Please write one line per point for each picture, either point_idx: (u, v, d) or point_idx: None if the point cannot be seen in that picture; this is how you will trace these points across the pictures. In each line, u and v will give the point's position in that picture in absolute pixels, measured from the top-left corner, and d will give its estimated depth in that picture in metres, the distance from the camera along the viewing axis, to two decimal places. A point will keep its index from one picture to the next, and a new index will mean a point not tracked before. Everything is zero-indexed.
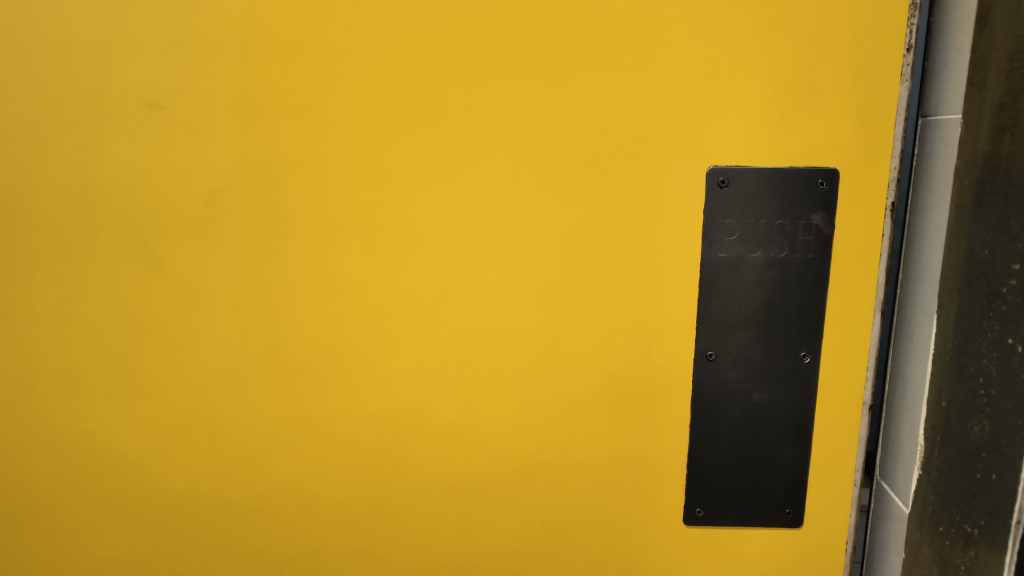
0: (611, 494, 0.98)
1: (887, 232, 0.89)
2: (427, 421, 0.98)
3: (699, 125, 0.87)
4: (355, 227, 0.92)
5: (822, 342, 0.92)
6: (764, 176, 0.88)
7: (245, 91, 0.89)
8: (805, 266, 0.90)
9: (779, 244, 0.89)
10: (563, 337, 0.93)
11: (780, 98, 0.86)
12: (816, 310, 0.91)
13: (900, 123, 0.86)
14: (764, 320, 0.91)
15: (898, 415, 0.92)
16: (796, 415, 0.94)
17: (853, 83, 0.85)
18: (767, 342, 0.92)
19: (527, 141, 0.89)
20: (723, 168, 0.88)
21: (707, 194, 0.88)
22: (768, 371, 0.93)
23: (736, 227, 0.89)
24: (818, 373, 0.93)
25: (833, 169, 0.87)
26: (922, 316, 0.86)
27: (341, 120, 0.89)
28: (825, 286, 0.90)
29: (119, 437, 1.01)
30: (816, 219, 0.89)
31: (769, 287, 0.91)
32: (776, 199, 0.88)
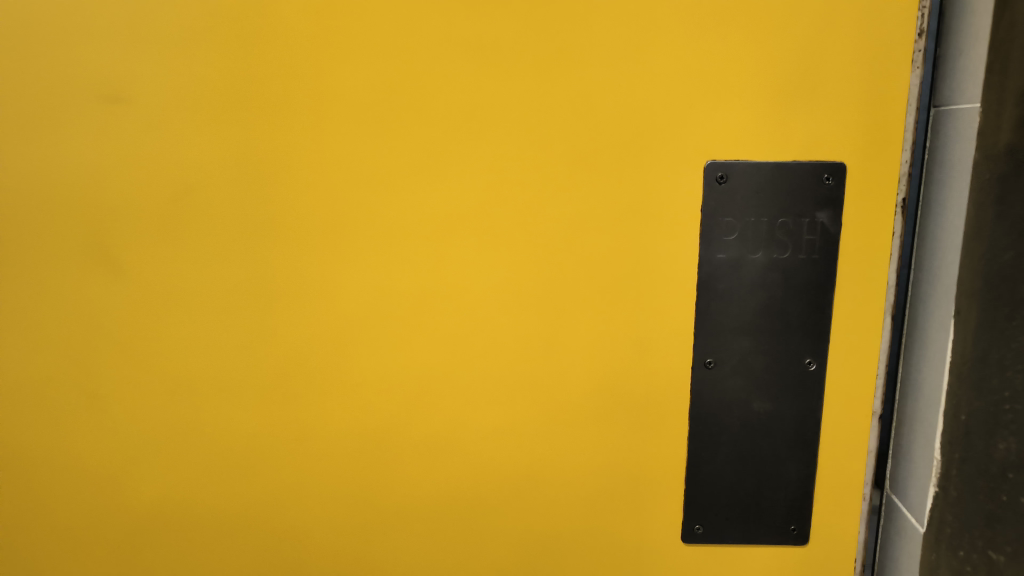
0: (606, 511, 0.92)
1: (898, 230, 0.83)
2: (409, 435, 0.92)
3: (697, 116, 0.81)
4: (329, 229, 0.86)
5: (828, 348, 0.86)
6: (766, 171, 0.82)
7: (210, 83, 0.83)
8: (810, 267, 0.84)
9: (783, 244, 0.83)
10: (552, 346, 0.88)
11: (781, 87, 0.80)
12: (822, 314, 0.85)
13: (911, 113, 0.80)
14: (766, 325, 0.86)
15: (911, 425, 0.86)
16: (801, 425, 0.88)
17: (861, 70, 0.79)
18: (770, 349, 0.86)
19: (511, 136, 0.83)
20: (723, 162, 0.82)
21: (705, 190, 0.83)
22: (771, 379, 0.87)
23: (736, 225, 0.83)
24: (824, 381, 0.87)
25: (840, 163, 0.81)
26: (936, 320, 0.80)
27: (313, 114, 0.83)
28: (832, 289, 0.84)
29: (81, 452, 0.95)
30: (821, 217, 0.83)
31: (772, 290, 0.85)
32: (779, 195, 0.82)
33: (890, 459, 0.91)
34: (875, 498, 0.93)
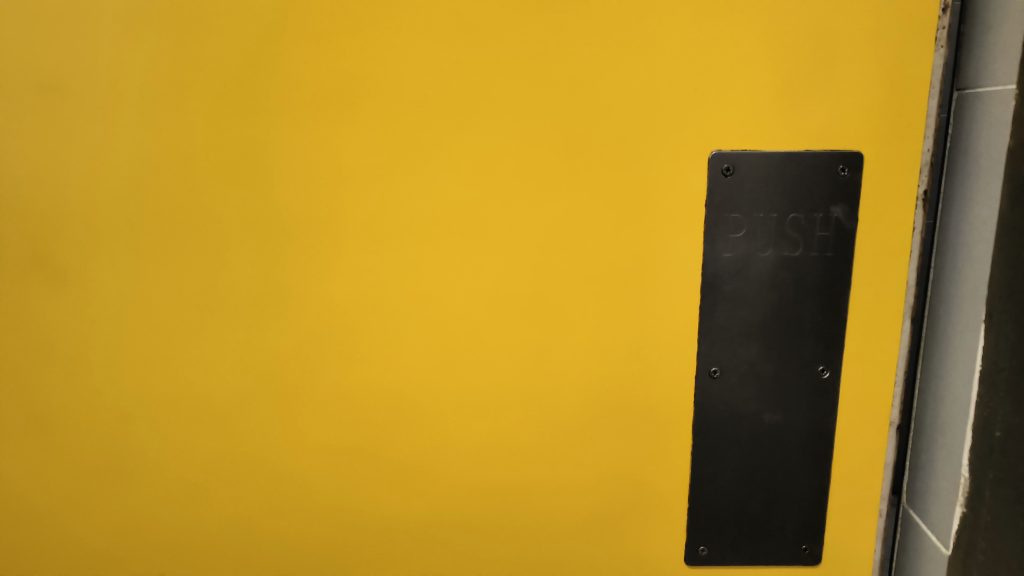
0: (603, 532, 0.86)
1: (919, 225, 0.76)
2: (389, 456, 0.83)
3: (701, 102, 0.73)
4: (294, 230, 0.77)
5: (843, 354, 0.79)
6: (775, 162, 0.75)
7: (151, 70, 0.73)
8: (824, 267, 0.77)
9: (795, 242, 0.76)
10: (544, 355, 0.80)
11: (793, 69, 0.72)
12: (836, 317, 0.78)
13: (934, 98, 0.73)
14: (777, 330, 0.79)
15: (930, 436, 0.80)
16: (813, 437, 0.82)
17: (880, 50, 0.72)
18: (780, 355, 0.79)
19: (497, 125, 0.74)
20: (729, 153, 0.75)
21: (710, 183, 0.75)
22: (781, 388, 0.80)
23: (743, 222, 0.76)
24: (838, 390, 0.80)
25: (856, 152, 0.74)
26: (961, 324, 0.73)
27: (271, 103, 0.74)
28: (847, 290, 0.77)
29: (15, 485, 0.84)
30: (836, 212, 0.76)
31: (782, 292, 0.78)
32: (790, 189, 0.75)
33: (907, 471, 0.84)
34: (890, 512, 0.86)
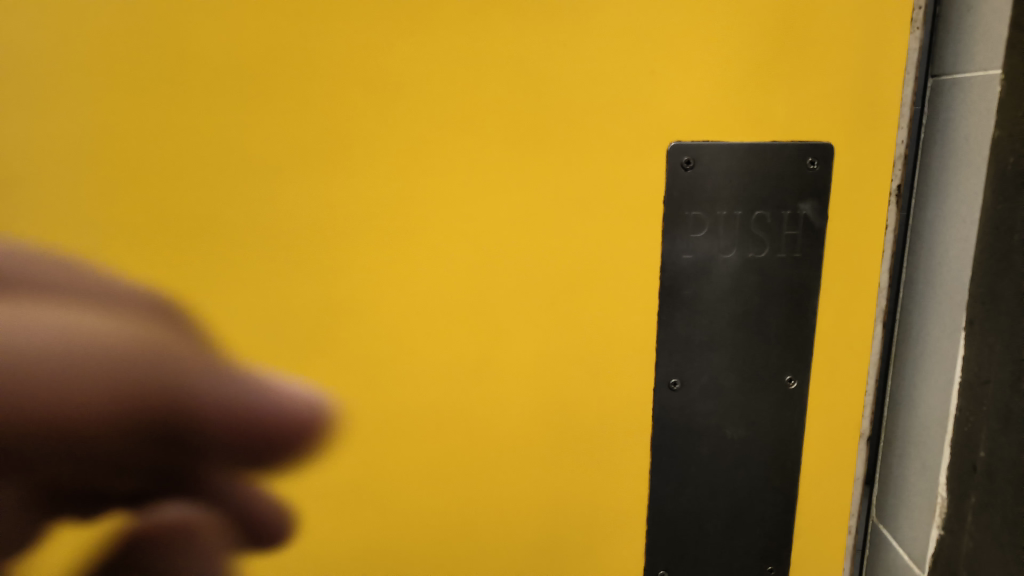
0: (555, 561, 0.78)
1: (892, 223, 0.70)
2: (309, 488, 0.73)
3: (659, 88, 0.66)
4: (191, 235, 0.66)
5: (812, 363, 0.73)
6: (739, 155, 0.68)
7: (8, 42, 0.60)
8: (791, 269, 0.71)
9: (760, 243, 0.70)
10: (487, 371, 0.71)
11: (760, 51, 0.65)
12: (804, 323, 0.72)
13: (909, 84, 0.67)
14: (741, 338, 0.72)
15: (902, 448, 0.74)
16: (780, 452, 0.76)
17: (853, 31, 0.65)
18: (745, 365, 0.73)
19: (429, 109, 0.64)
20: (689, 144, 0.67)
21: (668, 177, 0.68)
22: (746, 400, 0.74)
23: (705, 220, 0.70)
24: (806, 400, 0.75)
25: (826, 144, 0.68)
26: (937, 330, 0.68)
27: (159, 84, 0.62)
28: (817, 294, 0.71)
29: None
30: (805, 209, 0.70)
31: (747, 296, 0.71)
32: (755, 184, 0.69)
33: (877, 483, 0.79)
34: (859, 527, 0.81)
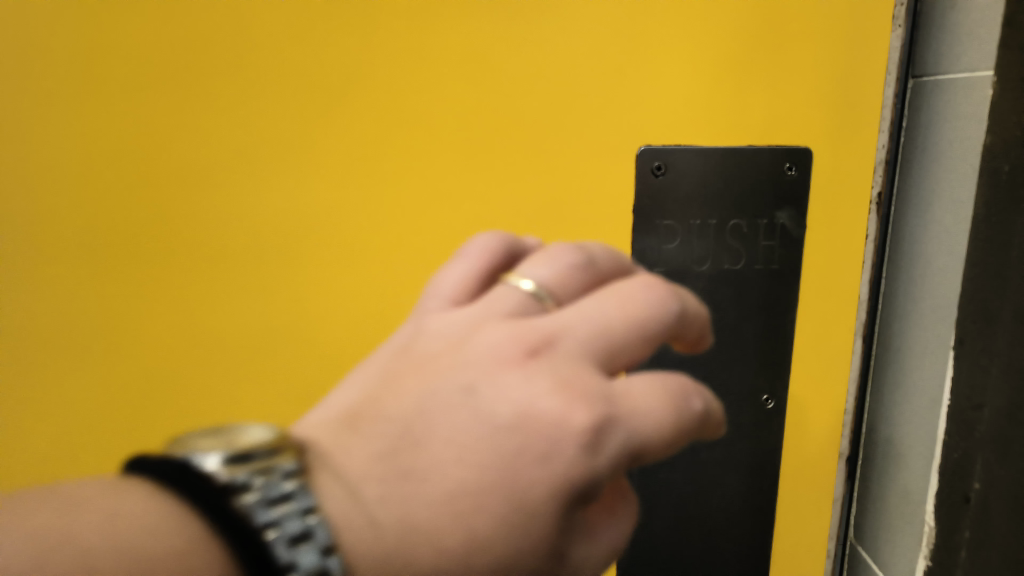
0: None
1: (873, 234, 0.67)
2: None
3: (625, 93, 0.62)
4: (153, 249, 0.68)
5: (789, 381, 0.69)
6: (713, 160, 0.63)
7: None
8: (768, 282, 0.66)
9: (736, 253, 0.65)
10: None
11: (737, 50, 0.61)
12: (782, 339, 0.68)
13: (890, 85, 0.63)
14: (716, 356, 0.68)
15: (882, 469, 0.70)
16: (757, 475, 0.71)
17: (839, 28, 0.61)
18: (719, 385, 0.69)
19: (387, 121, 0.64)
20: (659, 149, 0.63)
21: (637, 184, 0.64)
22: (721, 422, 0.70)
23: (677, 230, 0.64)
24: (784, 421, 0.70)
25: (804, 148, 0.64)
26: (920, 346, 0.64)
27: (125, 102, 0.64)
28: (794, 308, 0.67)
29: None
30: (781, 217, 0.65)
31: (721, 312, 0.66)
32: (730, 191, 0.64)
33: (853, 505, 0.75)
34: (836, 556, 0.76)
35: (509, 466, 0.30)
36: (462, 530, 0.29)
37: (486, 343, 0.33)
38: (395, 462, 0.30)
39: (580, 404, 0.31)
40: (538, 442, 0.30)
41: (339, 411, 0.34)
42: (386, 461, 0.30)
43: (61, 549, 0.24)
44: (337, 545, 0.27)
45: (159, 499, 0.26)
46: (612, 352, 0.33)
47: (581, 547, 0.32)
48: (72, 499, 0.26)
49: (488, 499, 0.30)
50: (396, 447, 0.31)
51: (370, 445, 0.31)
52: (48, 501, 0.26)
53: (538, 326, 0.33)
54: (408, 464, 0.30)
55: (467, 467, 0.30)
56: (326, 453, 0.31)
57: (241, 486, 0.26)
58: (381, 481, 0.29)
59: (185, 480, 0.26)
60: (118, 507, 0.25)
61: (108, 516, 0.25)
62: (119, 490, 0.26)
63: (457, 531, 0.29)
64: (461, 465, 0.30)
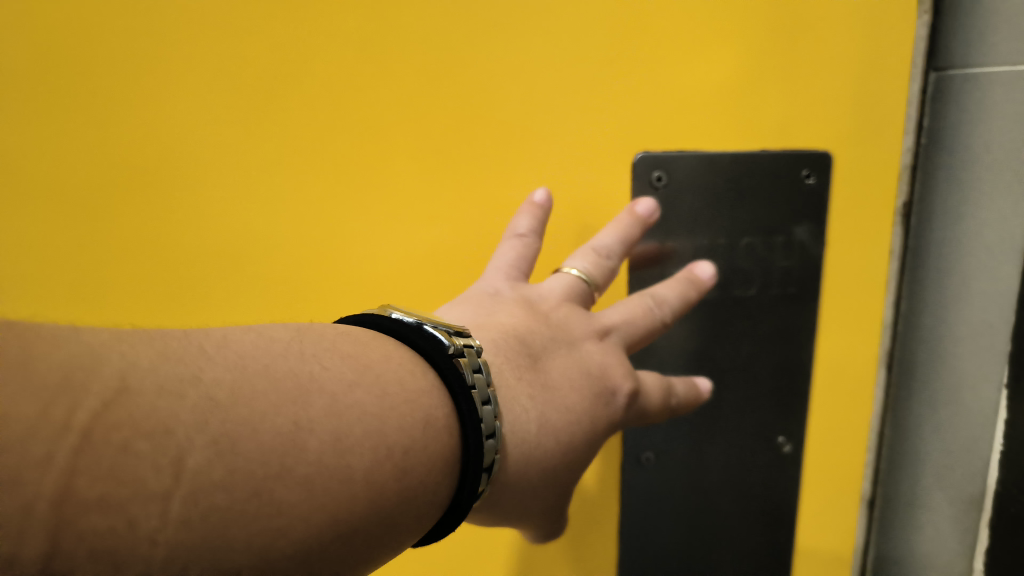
0: None
1: (898, 249, 0.61)
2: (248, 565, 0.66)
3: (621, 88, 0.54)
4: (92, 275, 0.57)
5: (808, 422, 0.64)
6: (721, 168, 0.58)
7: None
8: (783, 311, 0.62)
9: (749, 278, 0.61)
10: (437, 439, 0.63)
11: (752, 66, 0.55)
12: (799, 377, 0.63)
13: (916, 80, 0.57)
14: (727, 396, 0.63)
15: (910, 496, 0.66)
16: (772, 525, 0.66)
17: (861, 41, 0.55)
18: (729, 430, 0.64)
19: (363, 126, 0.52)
20: (659, 156, 0.56)
21: (636, 195, 0.57)
22: (733, 472, 0.65)
23: (682, 253, 0.60)
24: (801, 466, 0.65)
25: (822, 154, 0.58)
26: (962, 361, 0.60)
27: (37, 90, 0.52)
28: (813, 342, 0.62)
29: None
30: (799, 235, 0.60)
31: (733, 347, 0.62)
32: (742, 204, 0.59)
33: (872, 548, 0.69)
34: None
35: (590, 403, 0.44)
36: (564, 435, 0.41)
37: (570, 320, 0.47)
38: (536, 378, 0.42)
39: (624, 379, 0.47)
40: (610, 393, 0.45)
41: (473, 322, 0.44)
42: (530, 372, 0.42)
43: (354, 377, 0.31)
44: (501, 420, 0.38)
45: (404, 346, 0.36)
46: (633, 343, 0.50)
47: (591, 458, 0.45)
48: (348, 333, 0.34)
49: (588, 413, 0.43)
50: (534, 364, 0.43)
51: (516, 350, 0.42)
52: (333, 333, 0.34)
53: (601, 319, 0.49)
54: (543, 375, 0.42)
55: (573, 394, 0.43)
56: (489, 351, 0.41)
57: (452, 347, 0.36)
58: (529, 382, 0.41)
59: (411, 333, 0.36)
60: (385, 344, 0.35)
61: (384, 351, 0.34)
62: (373, 332, 0.36)
63: (562, 434, 0.41)
64: (571, 392, 0.43)
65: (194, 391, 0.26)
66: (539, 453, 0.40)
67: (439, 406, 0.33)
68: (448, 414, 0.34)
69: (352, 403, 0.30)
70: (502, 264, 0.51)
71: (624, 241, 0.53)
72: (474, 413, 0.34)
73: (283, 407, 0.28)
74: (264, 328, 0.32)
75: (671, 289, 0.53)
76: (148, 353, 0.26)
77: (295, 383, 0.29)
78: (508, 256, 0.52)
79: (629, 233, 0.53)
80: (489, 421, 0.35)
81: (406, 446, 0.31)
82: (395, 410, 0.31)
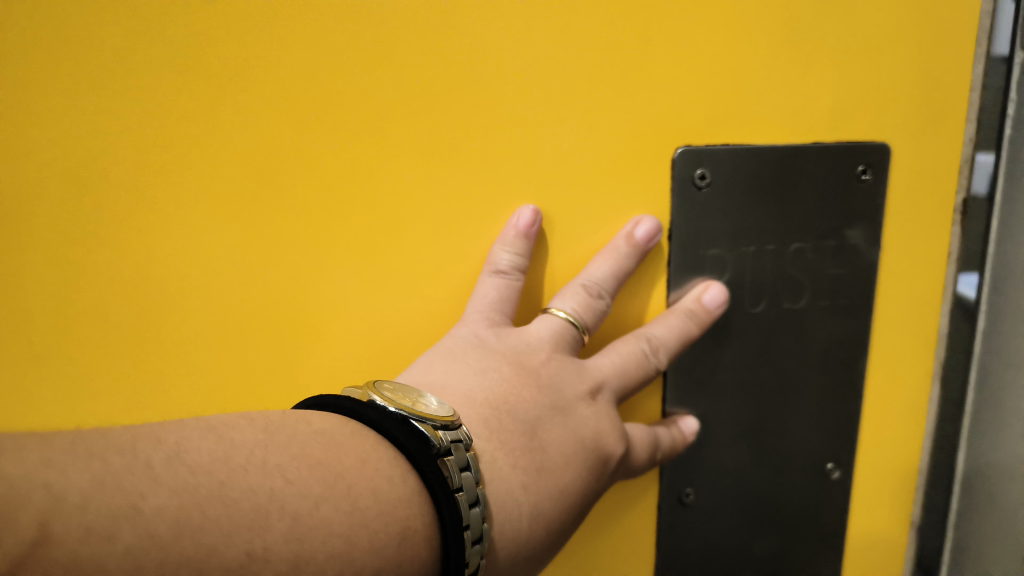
0: None
1: (956, 254, 0.59)
2: None
3: (663, 82, 0.49)
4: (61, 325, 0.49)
5: (856, 447, 0.62)
6: (767, 166, 0.53)
7: None
8: (835, 324, 0.58)
9: (797, 289, 0.56)
10: None
11: (804, 79, 0.52)
12: (850, 398, 0.60)
13: (981, 62, 0.54)
14: (774, 421, 0.59)
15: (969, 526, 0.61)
16: (819, 555, 0.64)
17: (919, 51, 0.53)
18: (775, 463, 0.60)
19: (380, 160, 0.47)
20: (700, 151, 0.51)
21: (676, 194, 0.52)
22: (779, 505, 0.61)
23: (726, 260, 0.54)
24: (848, 490, 0.63)
25: (878, 148, 0.55)
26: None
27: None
28: (864, 356, 0.59)
29: None
30: (852, 238, 0.56)
31: (782, 365, 0.58)
32: (794, 206, 0.54)
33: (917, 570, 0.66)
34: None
35: (580, 480, 0.43)
36: (554, 521, 0.41)
37: (563, 382, 0.46)
38: (532, 461, 0.41)
39: (612, 446, 0.46)
40: (598, 465, 0.45)
41: (465, 390, 0.43)
42: (526, 456, 0.41)
43: (322, 492, 0.29)
44: (489, 521, 0.38)
45: (383, 441, 0.34)
46: (623, 397, 0.49)
47: (576, 527, 0.45)
48: (322, 431, 0.33)
49: (576, 494, 0.43)
50: (530, 445, 0.42)
51: (510, 433, 0.41)
52: (306, 432, 0.32)
53: (592, 376, 0.47)
54: (538, 458, 0.42)
55: (565, 475, 0.42)
56: (482, 437, 0.40)
57: (438, 446, 0.34)
58: (524, 471, 0.40)
59: (393, 425, 0.34)
60: (363, 443, 0.33)
61: (360, 454, 0.32)
62: (350, 425, 0.34)
63: (550, 524, 0.41)
64: (563, 473, 0.42)
65: (129, 528, 0.24)
66: (528, 546, 0.40)
67: (413, 520, 0.32)
68: (428, 523, 0.32)
69: (318, 524, 0.28)
70: (484, 307, 0.48)
71: (617, 275, 0.50)
72: (458, 519, 0.32)
73: (235, 537, 0.26)
74: (227, 428, 0.30)
75: (667, 328, 0.51)
76: (83, 483, 0.24)
77: (253, 505, 0.27)
78: (489, 295, 0.48)
79: (623, 265, 0.50)
80: (476, 525, 0.34)
81: (375, 568, 0.29)
82: (366, 526, 0.30)
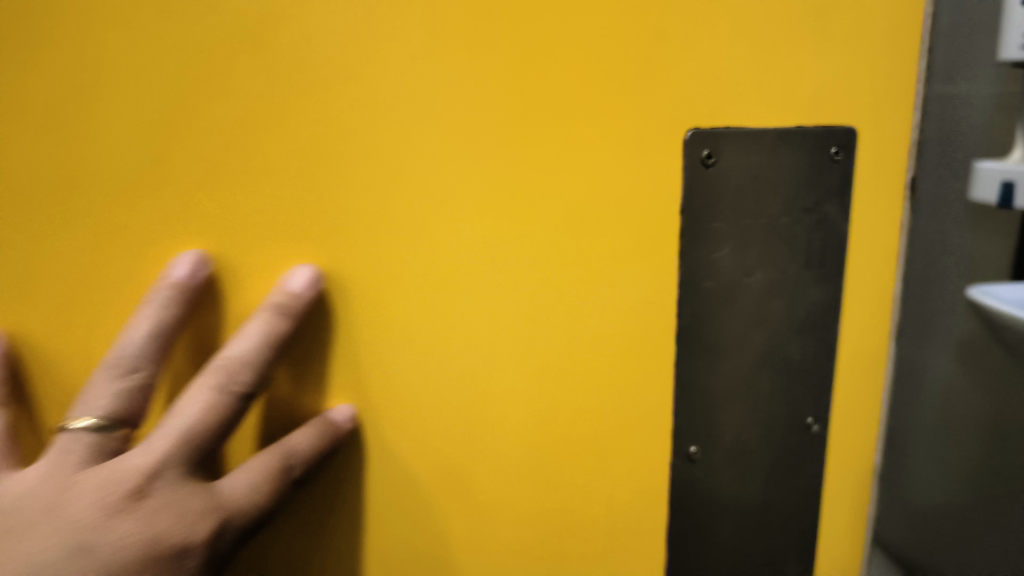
0: None
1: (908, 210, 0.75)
2: None
3: (700, 79, 0.60)
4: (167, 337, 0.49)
5: (831, 379, 0.75)
6: (770, 148, 0.65)
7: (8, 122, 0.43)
8: (814, 284, 0.70)
9: (786, 253, 0.68)
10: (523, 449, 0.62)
11: (801, 75, 0.65)
12: (827, 339, 0.73)
13: (923, 57, 0.71)
14: (777, 360, 0.70)
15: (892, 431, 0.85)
16: (807, 471, 0.76)
17: (882, 54, 0.68)
18: (771, 400, 0.71)
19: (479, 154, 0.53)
20: (732, 130, 0.63)
21: (714, 167, 0.63)
22: (777, 436, 0.73)
23: (744, 225, 0.65)
24: (826, 412, 0.76)
25: (848, 131, 0.68)
26: None
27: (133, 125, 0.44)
28: (836, 302, 0.72)
29: None
30: (828, 208, 0.69)
31: (777, 315, 0.69)
32: (789, 183, 0.66)
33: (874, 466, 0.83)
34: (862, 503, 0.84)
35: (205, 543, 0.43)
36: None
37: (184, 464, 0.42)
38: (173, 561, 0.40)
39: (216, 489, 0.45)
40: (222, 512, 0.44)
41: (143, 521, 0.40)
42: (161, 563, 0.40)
43: None
44: None
45: None
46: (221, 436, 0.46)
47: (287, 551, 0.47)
48: None
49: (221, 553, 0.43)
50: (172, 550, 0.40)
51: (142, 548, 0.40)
52: None
53: (195, 438, 0.43)
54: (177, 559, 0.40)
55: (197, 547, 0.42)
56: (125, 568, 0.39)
57: None
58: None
59: None
60: None
61: None
62: None
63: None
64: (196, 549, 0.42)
65: None
66: None
67: None
68: None
69: None
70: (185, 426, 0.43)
71: (257, 345, 0.46)
72: None
73: None
74: None
75: (245, 343, 0.46)
76: None
77: None
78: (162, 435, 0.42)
79: (267, 333, 0.47)
80: None
81: None
82: None
